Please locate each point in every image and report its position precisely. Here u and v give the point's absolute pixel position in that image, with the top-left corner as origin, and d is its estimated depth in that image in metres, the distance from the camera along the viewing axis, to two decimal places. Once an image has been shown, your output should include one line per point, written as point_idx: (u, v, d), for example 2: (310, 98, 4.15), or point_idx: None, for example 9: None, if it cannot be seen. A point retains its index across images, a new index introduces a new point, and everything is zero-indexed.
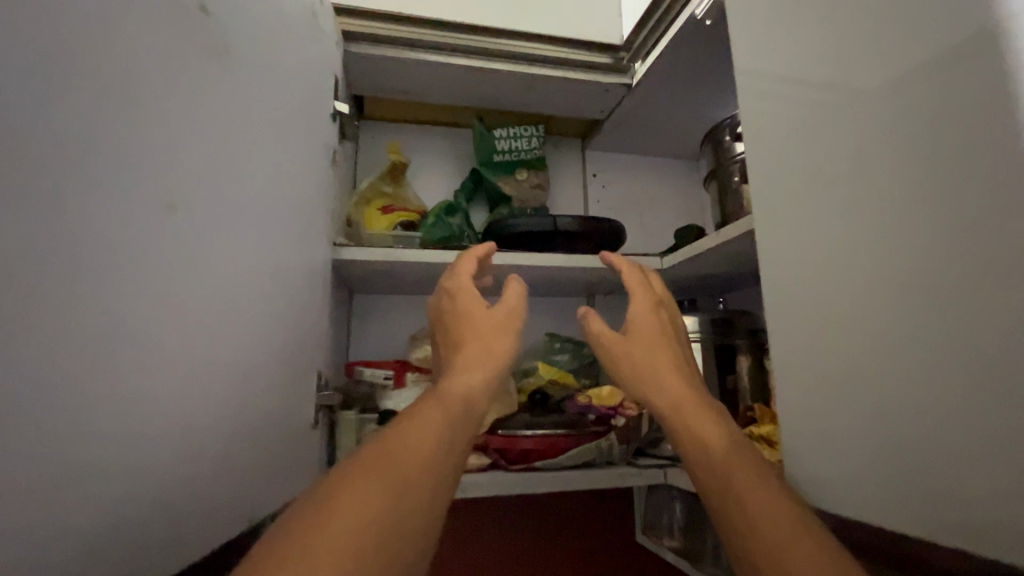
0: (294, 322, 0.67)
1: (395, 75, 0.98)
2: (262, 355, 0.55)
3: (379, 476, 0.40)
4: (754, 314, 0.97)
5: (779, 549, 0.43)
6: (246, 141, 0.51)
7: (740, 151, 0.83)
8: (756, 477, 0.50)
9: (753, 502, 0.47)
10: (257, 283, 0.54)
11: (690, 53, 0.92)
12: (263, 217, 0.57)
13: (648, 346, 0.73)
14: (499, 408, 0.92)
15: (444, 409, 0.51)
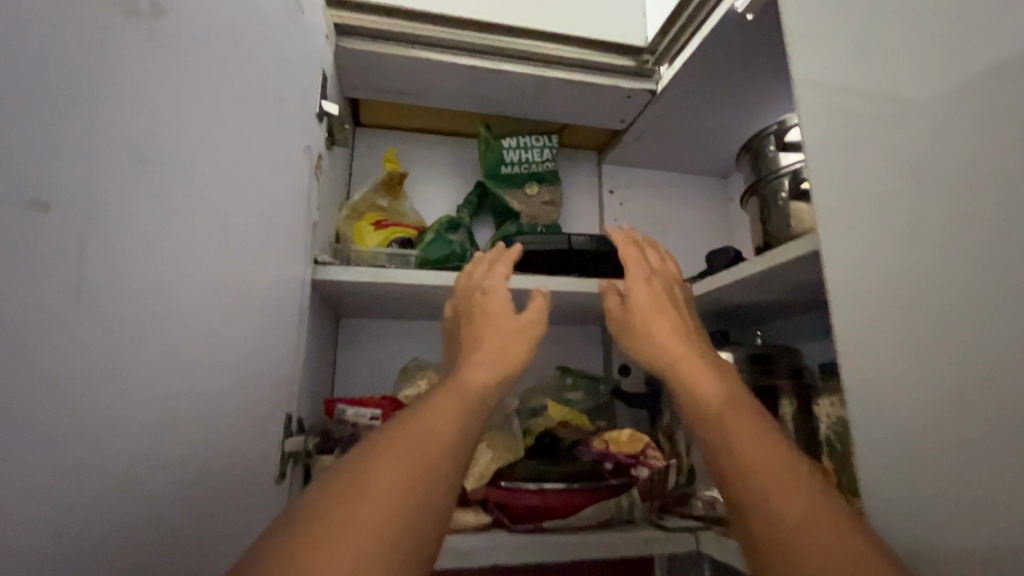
0: (261, 354, 0.56)
1: (394, 75, 0.88)
2: (209, 401, 0.43)
3: (402, 455, 0.44)
4: (797, 351, 0.85)
5: (771, 496, 0.48)
6: (196, 134, 0.40)
7: (788, 163, 0.70)
8: (752, 433, 0.53)
9: (749, 460, 0.51)
10: (207, 311, 0.43)
11: (725, 55, 0.81)
12: (226, 230, 0.46)
13: (648, 315, 0.75)
14: (502, 454, 0.80)
15: (459, 396, 0.56)
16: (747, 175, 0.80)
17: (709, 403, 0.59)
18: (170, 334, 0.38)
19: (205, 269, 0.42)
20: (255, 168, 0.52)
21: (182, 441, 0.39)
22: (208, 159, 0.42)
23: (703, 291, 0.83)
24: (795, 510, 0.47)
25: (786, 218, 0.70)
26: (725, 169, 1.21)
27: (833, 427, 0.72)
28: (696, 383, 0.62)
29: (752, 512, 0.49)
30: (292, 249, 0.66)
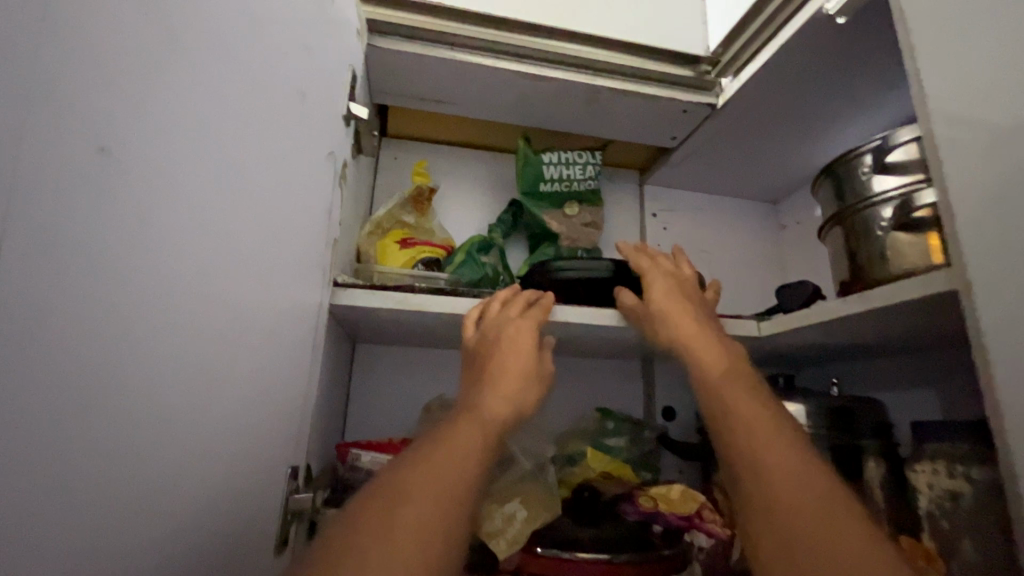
0: (260, 396, 0.46)
1: (428, 80, 0.80)
2: (168, 461, 0.33)
3: (407, 521, 0.40)
4: (881, 404, 0.74)
5: (757, 448, 0.46)
6: (168, 112, 0.31)
7: (890, 189, 0.60)
8: (749, 395, 0.52)
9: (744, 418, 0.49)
10: (169, 345, 0.33)
11: (802, 66, 0.72)
12: (206, 238, 0.36)
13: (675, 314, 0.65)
14: (541, 513, 0.68)
15: (482, 428, 0.52)
16: (828, 201, 0.70)
17: (726, 393, 0.53)
18: (110, 379, 0.27)
19: (168, 285, 0.32)
20: (259, 169, 0.43)
21: (119, 524, 0.29)
22: (186, 145, 0.33)
23: (772, 332, 0.73)
24: (781, 462, 0.44)
25: (887, 253, 0.59)
26: (778, 195, 1.11)
27: (937, 499, 0.60)
28: (701, 353, 0.59)
29: (740, 466, 0.46)
30: (307, 270, 0.56)
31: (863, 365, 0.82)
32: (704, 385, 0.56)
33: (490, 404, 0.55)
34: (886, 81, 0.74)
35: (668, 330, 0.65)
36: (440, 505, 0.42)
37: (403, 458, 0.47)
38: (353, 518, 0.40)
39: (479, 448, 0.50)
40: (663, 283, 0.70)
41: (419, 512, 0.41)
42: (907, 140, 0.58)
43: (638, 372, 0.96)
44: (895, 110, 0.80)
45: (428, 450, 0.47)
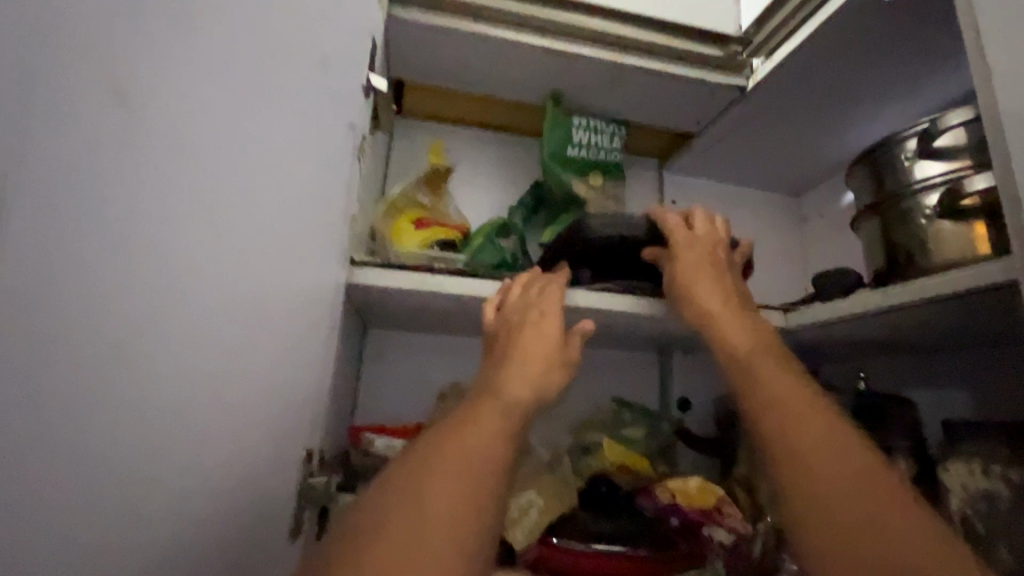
0: (276, 374, 0.44)
1: (447, 54, 0.77)
2: (126, 422, 0.31)
3: (447, 513, 0.38)
4: (912, 401, 0.71)
5: (794, 433, 0.46)
6: (94, 43, 0.29)
7: (937, 175, 0.57)
8: (779, 374, 0.51)
9: (779, 399, 0.48)
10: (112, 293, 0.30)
11: (842, 46, 0.69)
12: (156, 187, 0.34)
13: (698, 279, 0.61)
14: (556, 504, 0.66)
15: (505, 409, 0.48)
16: (864, 188, 0.67)
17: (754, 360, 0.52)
18: (36, 320, 0.26)
19: (99, 225, 0.30)
20: (243, 126, 0.41)
21: (51, 480, 0.27)
22: (121, 83, 0.31)
23: (800, 324, 0.71)
24: (818, 442, 0.45)
25: (928, 243, 0.57)
26: (800, 186, 1.07)
27: (970, 501, 0.58)
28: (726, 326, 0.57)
29: (783, 460, 0.46)
30: (326, 246, 0.54)
31: (891, 360, 0.79)
32: (731, 360, 0.54)
33: (513, 377, 0.52)
34: (928, 65, 0.71)
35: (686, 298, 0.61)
36: (461, 497, 0.40)
37: (425, 438, 0.44)
38: (371, 508, 0.38)
39: (502, 427, 0.46)
40: (699, 261, 0.63)
41: (438, 507, 0.38)
42: (957, 124, 0.56)
43: (655, 363, 0.94)
44: (934, 96, 0.76)
45: (454, 430, 0.44)
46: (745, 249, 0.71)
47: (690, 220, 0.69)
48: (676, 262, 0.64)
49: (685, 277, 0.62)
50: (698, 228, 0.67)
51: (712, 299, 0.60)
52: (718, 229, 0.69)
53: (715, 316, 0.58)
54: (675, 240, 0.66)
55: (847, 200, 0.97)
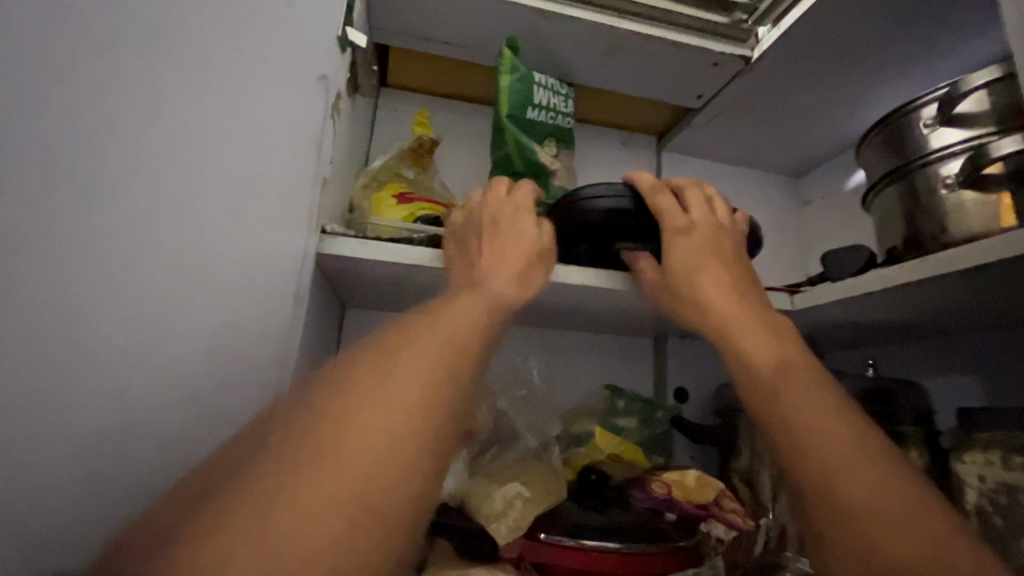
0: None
1: (432, 15, 0.72)
2: None
3: None
4: (922, 388, 0.68)
5: (833, 469, 0.40)
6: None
7: (957, 141, 0.53)
8: (810, 393, 0.45)
9: (812, 427, 0.43)
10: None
11: (854, 10, 0.65)
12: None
13: (697, 269, 0.57)
14: (545, 497, 0.62)
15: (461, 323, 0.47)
16: (878, 160, 0.62)
17: (775, 375, 0.47)
18: None
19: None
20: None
21: None
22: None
23: (806, 305, 0.66)
24: (854, 479, 0.40)
25: (947, 217, 0.53)
26: (802, 168, 1.03)
27: (989, 493, 0.54)
28: (750, 341, 0.50)
29: (819, 489, 0.40)
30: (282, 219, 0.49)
31: (902, 346, 0.75)
32: (755, 386, 0.48)
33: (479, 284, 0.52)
34: (945, 32, 0.67)
35: (688, 289, 0.57)
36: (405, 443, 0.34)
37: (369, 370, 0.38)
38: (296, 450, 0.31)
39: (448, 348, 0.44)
40: (703, 252, 0.59)
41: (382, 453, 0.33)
42: (981, 86, 0.51)
43: (651, 349, 0.89)
44: (949, 67, 0.72)
45: None
46: (752, 227, 0.68)
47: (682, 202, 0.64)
48: (672, 250, 0.59)
49: (690, 273, 0.57)
50: (693, 210, 0.62)
51: (725, 300, 0.55)
52: (720, 214, 0.64)
53: (729, 323, 0.53)
54: (668, 223, 0.60)
55: (852, 181, 0.93)
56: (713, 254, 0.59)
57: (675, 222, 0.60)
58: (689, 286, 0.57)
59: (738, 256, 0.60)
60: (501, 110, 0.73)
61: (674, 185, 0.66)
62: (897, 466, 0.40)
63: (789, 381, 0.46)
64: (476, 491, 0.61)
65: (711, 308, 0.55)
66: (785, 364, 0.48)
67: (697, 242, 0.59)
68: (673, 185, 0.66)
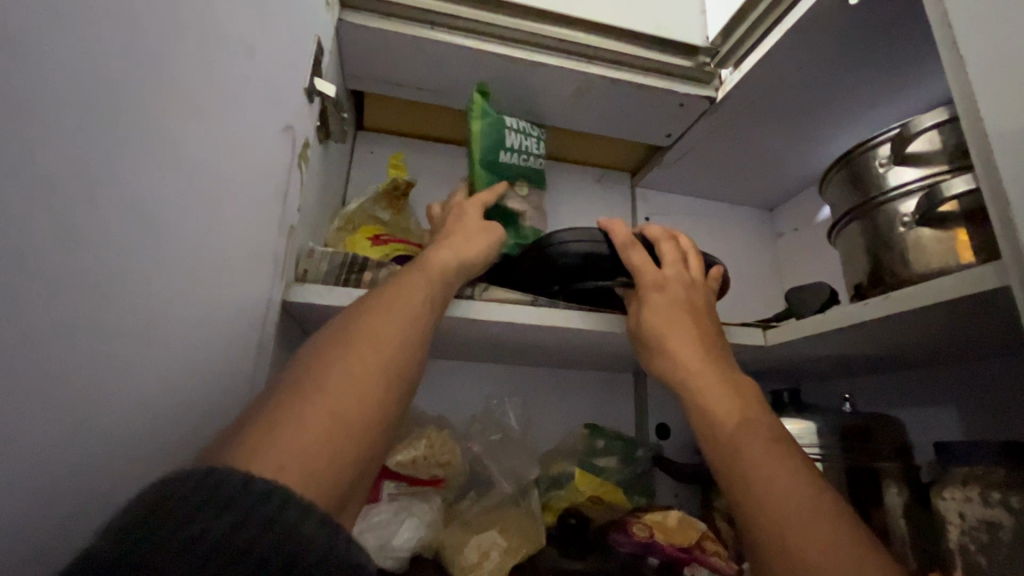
0: (179, 372, 0.38)
1: (403, 63, 0.74)
2: None
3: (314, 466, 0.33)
4: (900, 421, 0.67)
5: (787, 525, 0.41)
6: (43, 40, 0.26)
7: (911, 179, 0.55)
8: (767, 448, 0.46)
9: (765, 483, 0.43)
10: (43, 293, 0.26)
11: (810, 54, 0.67)
12: (109, 217, 0.31)
13: (671, 324, 0.58)
14: (524, 544, 0.60)
15: (409, 306, 0.47)
16: (839, 197, 0.64)
17: (730, 427, 0.48)
18: None
19: (55, 242, 0.27)
20: (187, 147, 0.38)
21: None
22: (63, 98, 0.27)
23: (778, 341, 0.67)
24: (805, 535, 0.40)
25: (908, 253, 0.54)
26: (774, 201, 1.05)
27: (971, 531, 0.53)
28: (707, 391, 0.52)
29: (771, 545, 0.41)
30: (251, 278, 0.49)
31: (877, 378, 0.75)
32: (715, 439, 0.49)
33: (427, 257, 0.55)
34: (898, 72, 0.69)
35: (657, 341, 0.58)
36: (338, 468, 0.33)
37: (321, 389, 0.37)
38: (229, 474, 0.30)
39: (400, 318, 0.45)
40: (674, 305, 0.59)
41: (323, 484, 0.32)
42: (929, 126, 0.52)
43: (630, 386, 0.88)
44: (903, 108, 0.75)
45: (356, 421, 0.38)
46: (720, 268, 0.69)
47: (657, 252, 0.65)
48: (647, 307, 0.60)
49: (661, 329, 0.58)
50: (667, 265, 0.63)
51: (687, 349, 0.56)
52: (693, 270, 0.65)
53: (690, 371, 0.54)
54: (644, 279, 0.61)
55: (823, 214, 0.95)
56: (686, 309, 0.59)
57: (647, 277, 0.61)
58: (660, 340, 0.58)
59: (710, 313, 0.61)
60: (475, 154, 0.74)
61: (650, 237, 0.67)
62: (850, 521, 0.41)
63: (746, 434, 0.47)
64: (451, 541, 0.59)
65: (676, 352, 0.56)
66: (739, 416, 0.49)
67: (667, 293, 0.60)
68: (649, 236, 0.67)
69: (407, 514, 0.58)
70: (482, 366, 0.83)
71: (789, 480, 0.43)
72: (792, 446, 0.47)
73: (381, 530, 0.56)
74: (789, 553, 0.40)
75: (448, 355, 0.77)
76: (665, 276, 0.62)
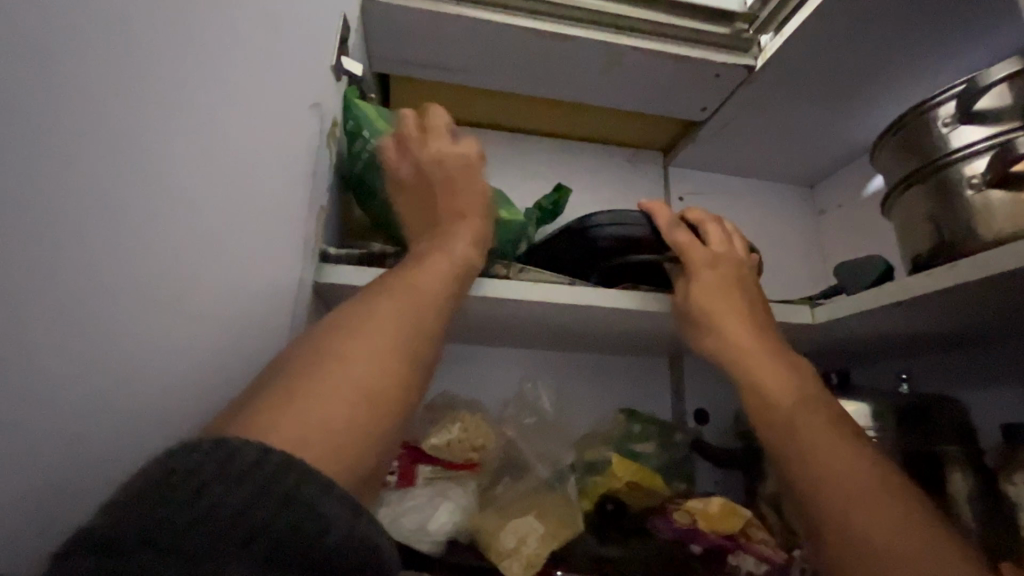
0: (212, 348, 0.38)
1: (429, 42, 0.73)
2: None
3: None
4: (963, 402, 0.63)
5: (856, 513, 0.38)
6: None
7: (978, 138, 0.51)
8: (831, 431, 0.43)
9: (833, 468, 0.40)
10: (36, 260, 0.24)
11: (859, 12, 0.63)
12: (122, 183, 0.29)
13: (723, 305, 0.55)
14: (564, 529, 0.59)
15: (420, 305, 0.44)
16: (894, 163, 0.60)
17: (781, 405, 0.46)
18: None
19: (68, 209, 0.25)
20: (204, 118, 0.36)
21: None
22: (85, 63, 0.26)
23: (828, 319, 0.63)
24: (877, 525, 0.37)
25: (975, 218, 0.50)
26: (815, 177, 1.00)
27: None
28: (761, 372, 0.49)
29: (842, 536, 0.38)
30: (287, 257, 0.48)
31: (935, 357, 0.71)
32: (769, 422, 0.46)
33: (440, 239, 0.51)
34: (958, 27, 0.64)
35: (709, 318, 0.55)
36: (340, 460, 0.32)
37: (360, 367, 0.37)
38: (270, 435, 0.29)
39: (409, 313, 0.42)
40: (725, 284, 0.56)
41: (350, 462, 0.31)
42: (1000, 79, 0.48)
43: (667, 369, 0.85)
44: (960, 67, 0.70)
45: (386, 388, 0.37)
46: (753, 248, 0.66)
47: (699, 230, 0.63)
48: (698, 284, 0.57)
49: (716, 310, 0.55)
50: (714, 245, 0.60)
51: (737, 328, 0.53)
52: (738, 250, 0.62)
53: (740, 351, 0.52)
54: (695, 257, 0.58)
55: (870, 186, 0.90)
56: (736, 289, 0.56)
57: (699, 255, 0.58)
58: (713, 319, 0.54)
59: (757, 296, 0.58)
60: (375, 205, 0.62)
61: (692, 219, 0.64)
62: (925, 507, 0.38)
63: (804, 414, 0.45)
64: (486, 527, 0.58)
65: (727, 334, 0.53)
66: (793, 395, 0.47)
67: (717, 272, 0.57)
68: (691, 219, 0.64)
69: (442, 498, 0.57)
70: (513, 351, 0.81)
71: (859, 462, 0.40)
72: (855, 427, 0.44)
73: (416, 514, 0.55)
74: (862, 543, 0.37)
75: (480, 338, 0.76)
76: (715, 255, 0.59)
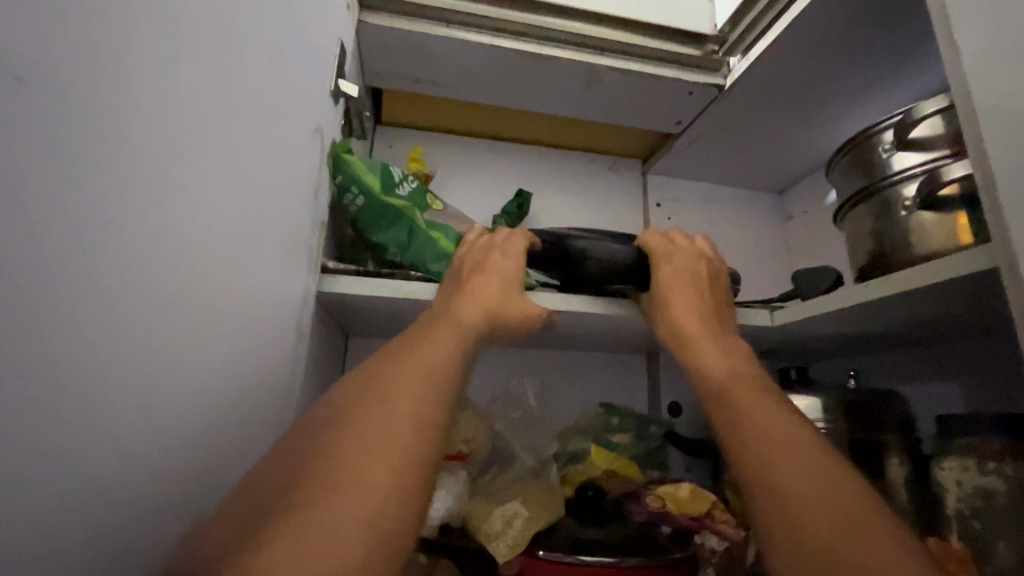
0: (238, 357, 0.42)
1: (420, 60, 0.77)
2: None
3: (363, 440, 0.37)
4: (903, 396, 0.70)
5: (776, 462, 0.43)
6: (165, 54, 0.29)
7: (912, 163, 0.57)
8: (764, 399, 0.49)
9: (761, 428, 0.46)
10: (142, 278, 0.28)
11: (817, 41, 0.68)
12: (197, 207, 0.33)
13: (678, 296, 0.61)
14: (544, 513, 0.64)
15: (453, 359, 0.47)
16: (845, 181, 0.66)
17: (717, 377, 0.53)
18: None
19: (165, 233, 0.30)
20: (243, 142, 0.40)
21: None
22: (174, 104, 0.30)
23: (784, 322, 0.70)
24: (793, 473, 0.42)
25: (910, 234, 0.56)
26: (783, 185, 1.07)
27: (967, 498, 0.56)
28: (708, 353, 0.56)
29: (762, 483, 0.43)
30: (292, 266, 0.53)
31: (882, 356, 0.78)
32: (708, 394, 0.53)
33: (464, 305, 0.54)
34: (905, 57, 0.70)
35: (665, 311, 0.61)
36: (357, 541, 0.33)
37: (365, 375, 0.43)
38: None
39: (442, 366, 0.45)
40: (680, 278, 0.62)
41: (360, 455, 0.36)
42: (934, 112, 0.55)
43: (644, 366, 0.92)
44: (908, 91, 0.76)
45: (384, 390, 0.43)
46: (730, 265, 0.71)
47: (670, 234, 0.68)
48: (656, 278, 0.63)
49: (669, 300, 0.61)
50: (678, 243, 0.66)
51: (692, 318, 0.59)
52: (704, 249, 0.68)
53: (691, 340, 0.58)
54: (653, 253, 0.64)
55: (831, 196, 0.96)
56: (691, 281, 0.62)
57: (659, 252, 0.64)
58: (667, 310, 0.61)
59: (715, 288, 0.64)
60: (369, 230, 0.65)
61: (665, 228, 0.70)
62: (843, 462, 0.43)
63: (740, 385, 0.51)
64: (475, 512, 0.63)
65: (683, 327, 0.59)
66: (731, 371, 0.53)
67: (675, 267, 0.63)
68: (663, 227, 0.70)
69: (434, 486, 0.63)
70: (500, 350, 0.87)
71: (781, 422, 0.46)
72: (779, 397, 0.50)
73: None
74: (777, 487, 0.42)
75: None
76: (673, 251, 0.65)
